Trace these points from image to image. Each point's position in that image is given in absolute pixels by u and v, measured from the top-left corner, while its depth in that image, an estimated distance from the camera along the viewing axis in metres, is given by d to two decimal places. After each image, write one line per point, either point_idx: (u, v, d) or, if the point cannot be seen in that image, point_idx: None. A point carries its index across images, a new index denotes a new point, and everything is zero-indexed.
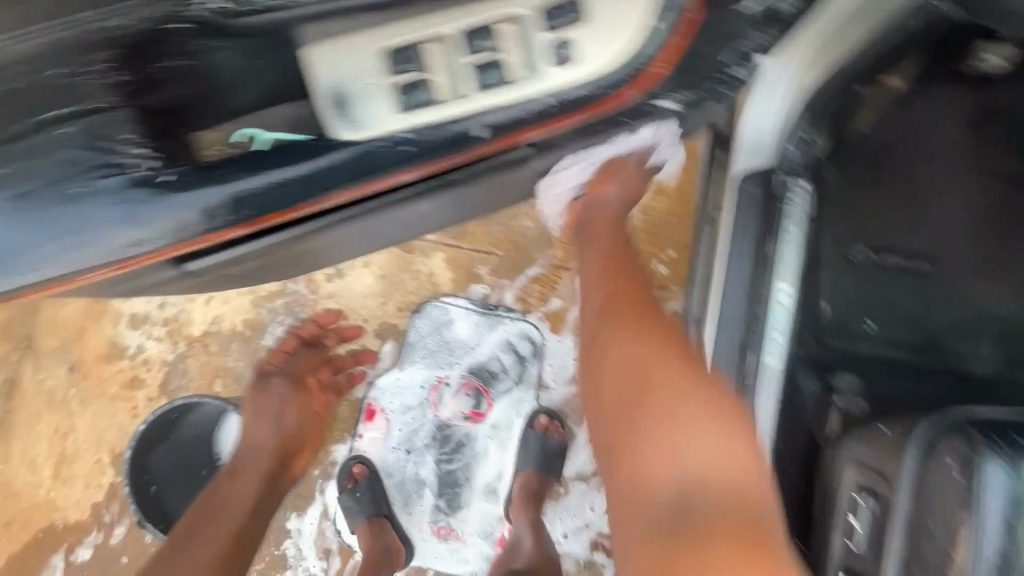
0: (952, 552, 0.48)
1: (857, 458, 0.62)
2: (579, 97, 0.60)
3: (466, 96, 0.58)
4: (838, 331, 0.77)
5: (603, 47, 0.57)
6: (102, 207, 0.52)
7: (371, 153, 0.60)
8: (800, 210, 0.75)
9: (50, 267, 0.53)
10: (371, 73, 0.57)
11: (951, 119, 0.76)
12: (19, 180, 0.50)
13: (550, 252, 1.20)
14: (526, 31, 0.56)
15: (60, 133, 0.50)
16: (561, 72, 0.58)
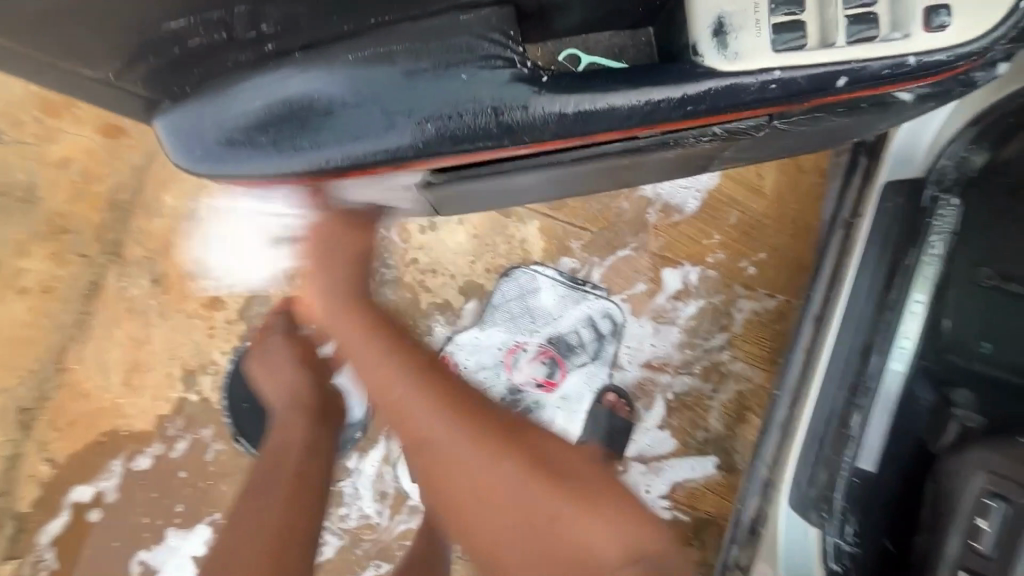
0: None
1: (987, 466, 0.65)
2: (935, 64, 0.59)
3: (836, 45, 0.58)
4: (956, 349, 0.78)
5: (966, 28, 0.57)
6: (372, 116, 0.59)
7: (726, 89, 0.59)
8: (947, 223, 0.76)
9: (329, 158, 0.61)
10: (759, 9, 0.58)
11: None
12: (299, 87, 0.59)
13: (642, 236, 1.22)
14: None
15: (460, 22, 0.58)
16: (927, 37, 0.57)
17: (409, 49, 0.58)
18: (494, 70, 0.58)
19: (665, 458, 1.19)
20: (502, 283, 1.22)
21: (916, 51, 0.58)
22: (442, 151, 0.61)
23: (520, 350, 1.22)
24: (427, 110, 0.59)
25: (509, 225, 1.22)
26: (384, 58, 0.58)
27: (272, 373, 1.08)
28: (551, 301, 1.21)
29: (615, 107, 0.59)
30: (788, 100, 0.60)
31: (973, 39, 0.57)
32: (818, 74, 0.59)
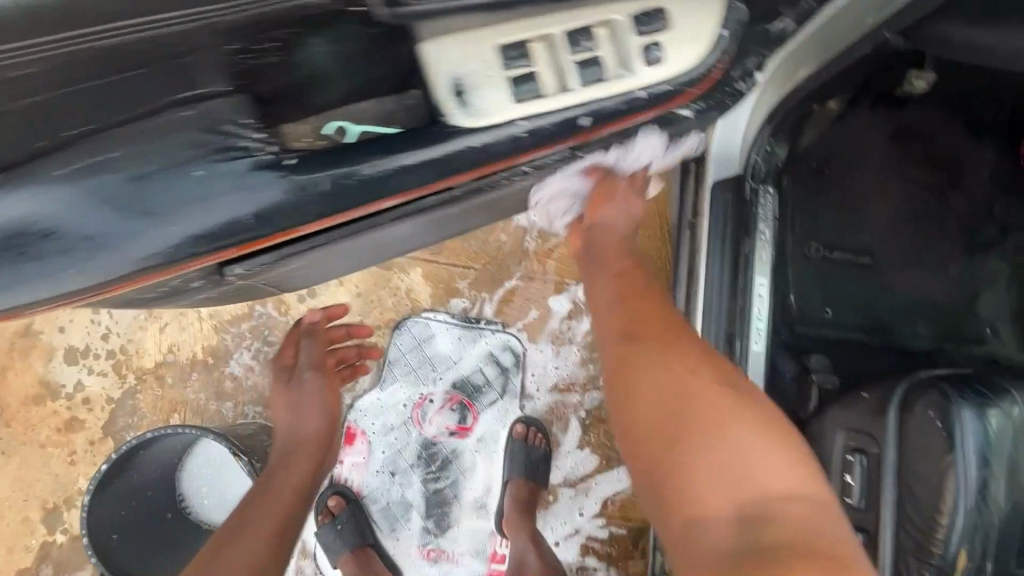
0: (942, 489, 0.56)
1: (844, 424, 0.69)
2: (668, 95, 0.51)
3: (571, 92, 0.50)
4: (805, 319, 0.87)
5: (688, 53, 0.50)
6: (81, 239, 0.44)
7: (482, 147, 0.50)
8: (768, 211, 0.85)
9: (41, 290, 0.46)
10: (484, 65, 0.48)
11: (876, 134, 0.93)
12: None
13: (525, 264, 1.24)
14: (619, 34, 0.49)
15: (178, 116, 0.44)
16: (652, 73, 0.50)
17: (127, 154, 0.44)
18: (229, 163, 0.45)
19: (589, 477, 1.19)
20: (395, 337, 1.18)
21: (643, 85, 0.50)
22: (191, 257, 0.47)
23: (427, 402, 1.18)
24: (160, 232, 0.45)
25: (392, 277, 1.20)
26: (93, 171, 0.43)
27: (293, 406, 1.00)
28: (448, 346, 1.19)
29: (366, 179, 0.48)
30: (545, 146, 0.51)
31: (694, 61, 0.50)
32: (564, 119, 0.50)
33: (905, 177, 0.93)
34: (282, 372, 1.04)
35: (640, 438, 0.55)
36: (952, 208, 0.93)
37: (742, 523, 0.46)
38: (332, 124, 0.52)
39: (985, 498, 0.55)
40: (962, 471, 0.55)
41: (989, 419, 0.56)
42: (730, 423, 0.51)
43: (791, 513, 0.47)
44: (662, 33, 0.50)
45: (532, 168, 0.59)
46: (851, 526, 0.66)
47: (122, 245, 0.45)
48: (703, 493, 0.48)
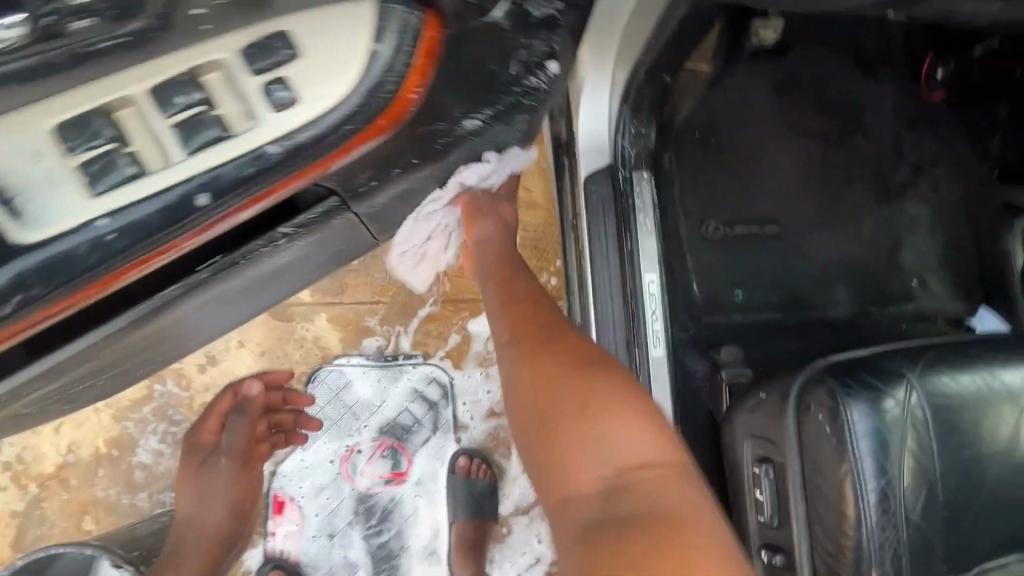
0: (843, 505, 0.48)
1: (748, 430, 0.61)
2: (328, 139, 0.40)
3: (175, 167, 0.37)
4: (713, 307, 0.79)
5: (332, 86, 0.38)
6: None
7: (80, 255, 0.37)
8: (647, 199, 0.76)
9: None
10: (36, 157, 0.34)
11: (761, 88, 0.84)
12: None
13: (437, 287, 1.15)
14: (234, 76, 0.37)
15: None
16: (286, 121, 0.38)
17: None
18: None
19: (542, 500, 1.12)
20: (310, 391, 1.10)
21: (274, 136, 0.38)
22: None
23: (355, 453, 1.10)
24: None
25: (295, 328, 1.11)
26: None
27: (200, 493, 1.00)
28: (368, 390, 1.11)
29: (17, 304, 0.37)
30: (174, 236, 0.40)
31: (340, 98, 0.39)
32: (173, 201, 0.37)
33: (802, 131, 0.85)
34: (192, 454, 1.02)
35: (534, 411, 0.52)
36: (857, 155, 0.85)
37: (607, 497, 0.45)
38: None
39: (892, 508, 0.47)
40: (859, 483, 0.47)
41: (880, 416, 0.48)
42: (609, 395, 0.50)
43: (633, 510, 0.44)
44: (287, 63, 0.38)
45: (295, 228, 0.49)
46: (771, 547, 0.58)
47: None
48: (576, 473, 0.47)
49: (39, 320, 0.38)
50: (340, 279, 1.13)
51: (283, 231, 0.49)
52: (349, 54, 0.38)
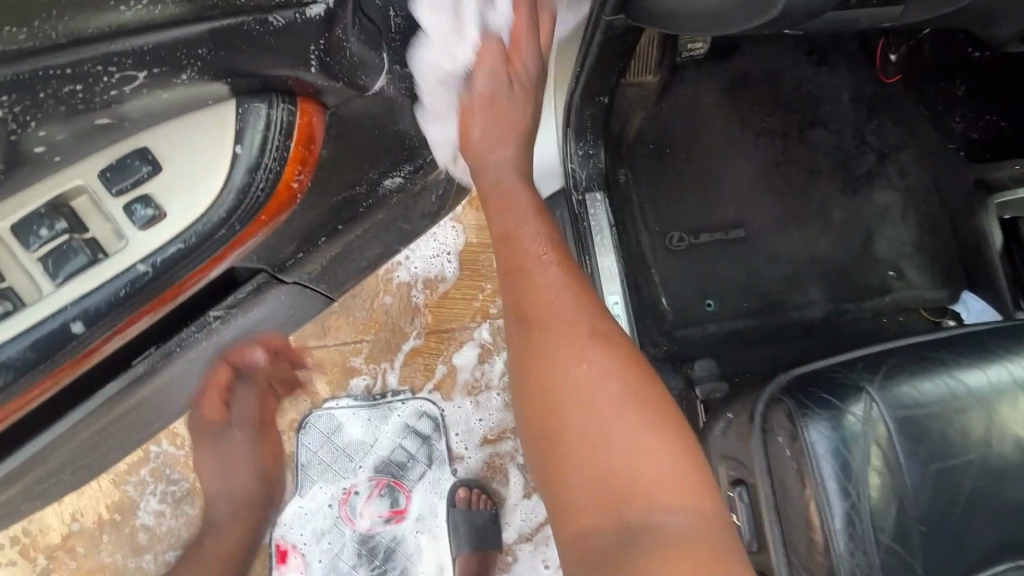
0: (812, 531, 0.46)
1: (721, 451, 0.59)
2: (212, 237, 0.40)
3: (40, 300, 0.37)
4: (685, 320, 0.77)
5: (197, 190, 0.39)
6: None
7: None
8: (603, 221, 0.74)
9: None
10: None
11: (713, 92, 0.82)
12: None
13: (420, 320, 1.15)
14: (99, 199, 0.39)
15: None
16: (151, 234, 0.38)
17: None
18: None
19: (545, 525, 1.11)
20: (301, 437, 1.10)
21: (142, 257, 0.38)
22: None
23: (353, 495, 1.10)
24: None
25: (282, 375, 1.12)
26: None
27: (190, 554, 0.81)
28: (360, 430, 1.11)
29: None
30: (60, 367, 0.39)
31: (208, 202, 0.39)
32: (41, 337, 0.37)
33: (761, 131, 0.82)
34: None
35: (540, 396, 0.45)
36: (820, 148, 0.82)
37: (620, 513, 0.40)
38: None
39: (863, 529, 0.45)
40: (824, 507, 0.46)
41: (840, 432, 0.47)
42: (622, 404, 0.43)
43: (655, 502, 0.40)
44: (149, 181, 0.39)
45: (227, 310, 0.57)
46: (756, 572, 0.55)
47: None
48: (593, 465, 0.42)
49: None
50: (322, 322, 1.13)
51: (214, 314, 0.56)
52: (213, 154, 0.39)
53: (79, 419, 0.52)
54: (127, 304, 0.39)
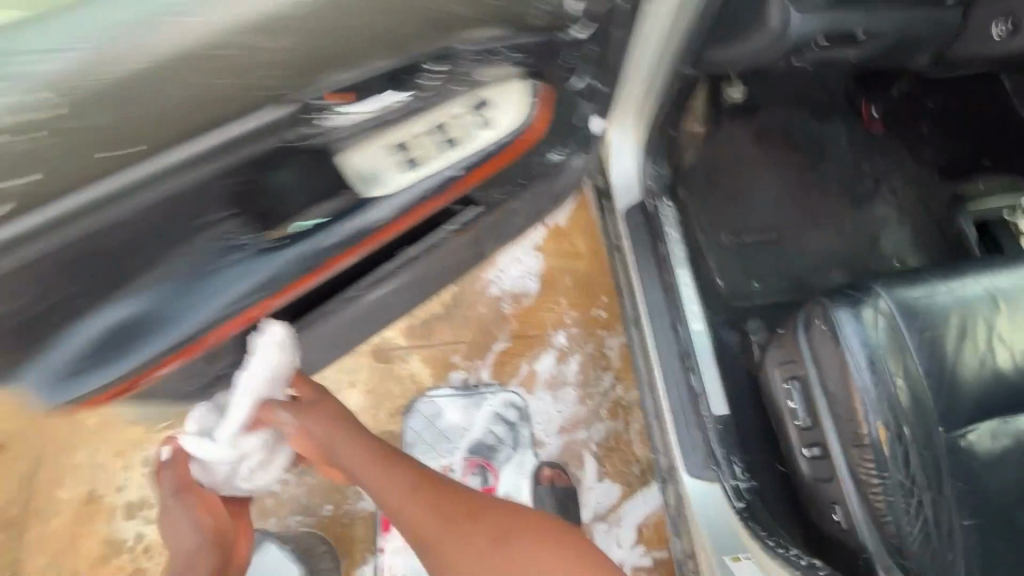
0: (848, 378, 0.67)
1: (776, 362, 0.80)
2: (509, 143, 0.67)
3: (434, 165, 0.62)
4: (736, 294, 1.01)
5: (508, 115, 0.66)
6: (159, 310, 0.52)
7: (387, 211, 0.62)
8: (672, 219, 1.03)
9: (135, 356, 0.54)
10: (376, 162, 0.58)
11: (744, 138, 1.13)
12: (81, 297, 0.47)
13: (507, 327, 1.40)
14: (468, 115, 0.62)
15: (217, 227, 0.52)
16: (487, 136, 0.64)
17: (169, 252, 0.50)
18: (242, 253, 0.55)
19: (618, 507, 1.24)
20: (408, 420, 1.30)
21: (482, 144, 0.65)
22: (231, 318, 0.58)
23: (449, 472, 1.27)
24: (212, 298, 0.55)
25: (394, 368, 1.35)
26: (160, 275, 0.50)
27: None
28: (457, 415, 1.31)
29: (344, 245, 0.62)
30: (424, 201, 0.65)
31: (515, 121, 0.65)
32: (430, 183, 0.63)
33: (783, 165, 1.12)
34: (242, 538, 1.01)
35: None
36: (828, 176, 1.11)
37: None
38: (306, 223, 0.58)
39: (882, 374, 0.66)
40: (852, 359, 0.67)
41: (861, 316, 0.69)
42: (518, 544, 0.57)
43: None
44: (491, 108, 0.64)
45: (450, 232, 0.76)
46: (810, 441, 0.74)
47: (195, 306, 0.54)
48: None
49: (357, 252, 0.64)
50: (428, 326, 1.38)
51: (445, 229, 0.76)
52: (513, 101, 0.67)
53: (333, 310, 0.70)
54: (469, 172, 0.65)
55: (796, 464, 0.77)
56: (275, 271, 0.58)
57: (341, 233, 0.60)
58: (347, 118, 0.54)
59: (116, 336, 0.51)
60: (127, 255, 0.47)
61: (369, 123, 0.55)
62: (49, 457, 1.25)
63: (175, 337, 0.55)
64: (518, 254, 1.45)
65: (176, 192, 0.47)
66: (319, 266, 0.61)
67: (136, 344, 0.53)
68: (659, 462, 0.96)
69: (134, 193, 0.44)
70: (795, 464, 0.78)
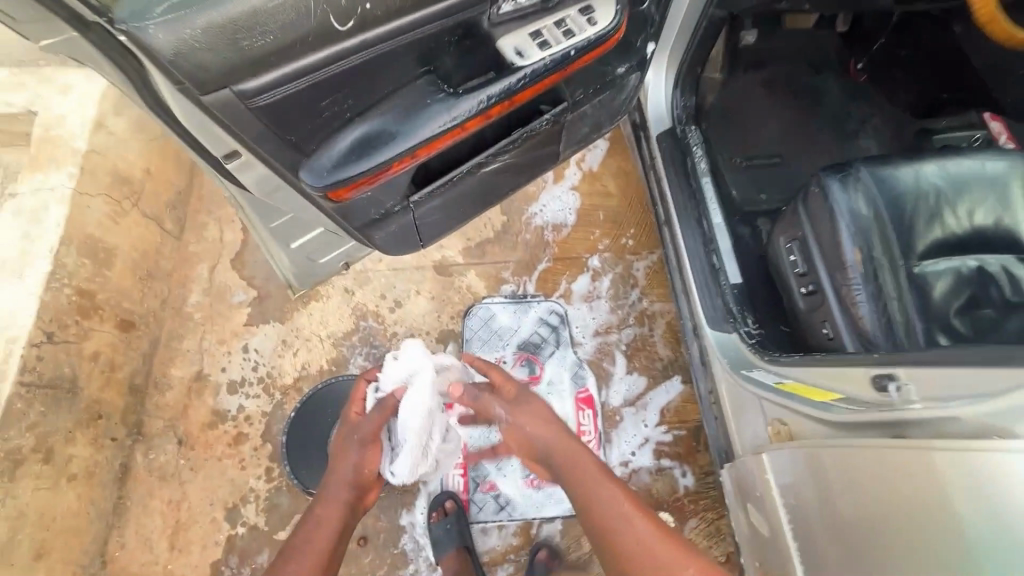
0: (834, 223, 0.94)
1: (782, 232, 1.06)
2: (614, 28, 0.83)
3: (562, 44, 0.79)
4: (748, 202, 1.26)
5: (611, 12, 0.83)
6: (394, 123, 0.71)
7: (534, 75, 0.78)
8: (697, 140, 1.27)
9: (373, 160, 0.70)
10: (519, 40, 0.77)
11: (755, 85, 1.37)
12: (351, 107, 0.68)
13: (549, 250, 1.64)
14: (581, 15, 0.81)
15: (426, 74, 0.72)
16: (598, 27, 0.82)
17: (398, 81, 0.70)
18: (440, 92, 0.74)
19: (644, 395, 1.48)
20: (467, 321, 1.54)
21: (596, 30, 0.81)
22: (430, 143, 0.74)
23: (502, 363, 1.50)
24: (425, 120, 0.72)
25: (454, 281, 1.59)
26: (392, 99, 0.70)
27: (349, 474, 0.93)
28: (508, 318, 1.55)
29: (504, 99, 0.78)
30: (556, 71, 0.81)
31: (615, 14, 0.83)
32: (561, 56, 0.79)
33: (788, 107, 1.35)
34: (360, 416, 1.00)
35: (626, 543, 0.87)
36: (825, 116, 1.34)
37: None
38: (473, 83, 0.76)
39: (858, 217, 0.92)
40: (838, 208, 0.94)
41: (843, 180, 0.96)
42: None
43: None
44: (598, 8, 0.82)
45: (553, 117, 0.97)
46: (800, 278, 1.01)
47: (413, 125, 0.72)
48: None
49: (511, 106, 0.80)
50: (482, 247, 1.63)
51: (547, 113, 0.96)
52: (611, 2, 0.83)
53: (466, 168, 0.93)
54: (587, 46, 0.81)
55: (795, 303, 1.03)
56: (461, 111, 0.74)
57: (503, 84, 0.77)
58: (506, 6, 0.73)
59: (358, 148, 0.70)
60: (367, 87, 0.67)
61: (518, 10, 0.75)
62: (164, 342, 1.48)
63: (398, 150, 0.71)
64: (559, 191, 1.70)
65: (405, 42, 0.66)
66: (487, 113, 0.77)
67: (371, 151, 0.70)
68: (686, 326, 1.21)
69: (385, 37, 0.64)
70: (793, 303, 1.04)
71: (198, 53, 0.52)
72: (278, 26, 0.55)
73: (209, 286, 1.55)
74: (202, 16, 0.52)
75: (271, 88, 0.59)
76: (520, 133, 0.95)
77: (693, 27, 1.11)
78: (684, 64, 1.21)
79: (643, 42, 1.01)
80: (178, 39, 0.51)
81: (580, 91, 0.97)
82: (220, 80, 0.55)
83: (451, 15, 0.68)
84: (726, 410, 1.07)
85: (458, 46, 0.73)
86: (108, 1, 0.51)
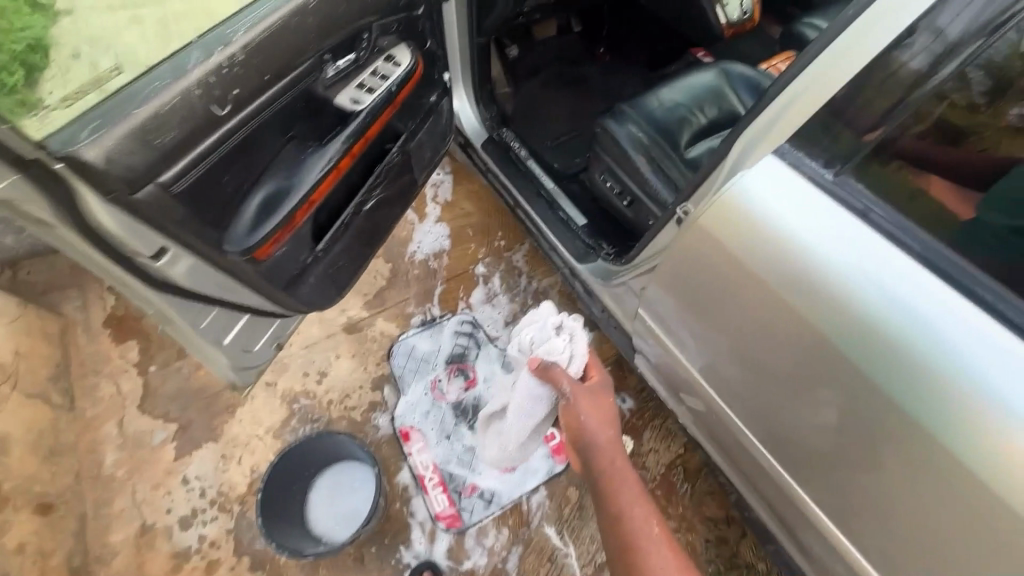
0: (622, 147, 1.24)
1: (595, 170, 1.36)
2: (412, 67, 1.11)
3: (381, 85, 1.02)
4: (568, 167, 1.56)
5: (407, 55, 1.09)
6: (282, 181, 0.91)
7: (370, 115, 1.01)
8: (512, 136, 1.58)
9: (277, 215, 0.91)
10: (348, 91, 0.98)
11: (537, 87, 1.69)
12: (245, 176, 0.85)
13: (440, 274, 1.82)
14: (387, 64, 1.04)
15: (288, 139, 0.91)
16: (400, 66, 1.07)
17: (271, 148, 0.88)
18: (304, 148, 0.94)
19: None
20: (392, 360, 1.64)
21: (400, 69, 1.07)
22: (314, 189, 0.95)
23: (438, 381, 1.61)
24: (303, 171, 0.94)
25: (367, 333, 1.69)
26: (270, 163, 0.89)
27: None
28: (428, 343, 1.68)
29: (354, 139, 1.00)
30: (384, 107, 1.04)
31: (409, 55, 1.09)
32: (385, 96, 1.04)
33: (567, 93, 1.69)
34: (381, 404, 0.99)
35: (640, 514, 1.06)
36: (594, 91, 1.70)
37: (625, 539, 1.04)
38: (326, 137, 0.97)
39: (635, 137, 1.23)
40: (622, 139, 1.24)
41: (616, 119, 1.26)
42: (660, 551, 1.02)
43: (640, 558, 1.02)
44: (394, 53, 1.06)
45: (400, 148, 1.20)
46: (621, 195, 1.31)
47: (297, 178, 0.93)
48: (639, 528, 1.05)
49: (362, 142, 1.03)
50: (381, 295, 1.76)
51: (396, 147, 1.18)
52: (403, 48, 1.08)
53: (351, 209, 1.11)
54: (399, 85, 1.07)
55: (625, 214, 1.33)
56: (326, 158, 0.96)
57: (351, 129, 0.99)
58: (330, 69, 0.92)
59: (263, 212, 0.90)
60: (249, 156, 0.85)
61: (340, 71, 0.95)
62: (94, 512, 1.40)
63: (292, 200, 0.92)
64: (428, 225, 1.90)
65: (267, 114, 0.83)
66: (348, 152, 0.99)
67: (275, 210, 0.91)
68: (565, 274, 1.45)
69: (255, 114, 0.81)
70: (624, 216, 1.34)
71: (124, 158, 0.66)
72: (178, 122, 0.70)
73: (122, 438, 1.50)
74: (117, 127, 0.65)
75: (182, 175, 0.74)
76: (382, 169, 1.16)
77: (468, 54, 1.40)
78: (474, 84, 1.50)
79: (438, 72, 1.27)
80: (107, 149, 0.64)
81: (411, 120, 1.21)
82: (140, 180, 0.68)
83: (294, 89, 0.86)
84: (619, 316, 1.31)
85: (304, 110, 0.92)
86: (39, 139, 0.61)
